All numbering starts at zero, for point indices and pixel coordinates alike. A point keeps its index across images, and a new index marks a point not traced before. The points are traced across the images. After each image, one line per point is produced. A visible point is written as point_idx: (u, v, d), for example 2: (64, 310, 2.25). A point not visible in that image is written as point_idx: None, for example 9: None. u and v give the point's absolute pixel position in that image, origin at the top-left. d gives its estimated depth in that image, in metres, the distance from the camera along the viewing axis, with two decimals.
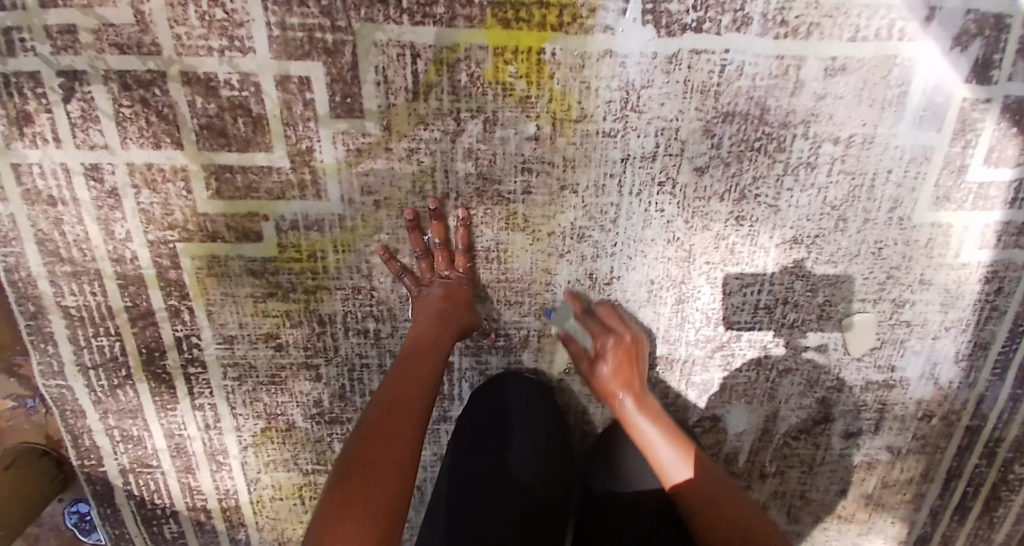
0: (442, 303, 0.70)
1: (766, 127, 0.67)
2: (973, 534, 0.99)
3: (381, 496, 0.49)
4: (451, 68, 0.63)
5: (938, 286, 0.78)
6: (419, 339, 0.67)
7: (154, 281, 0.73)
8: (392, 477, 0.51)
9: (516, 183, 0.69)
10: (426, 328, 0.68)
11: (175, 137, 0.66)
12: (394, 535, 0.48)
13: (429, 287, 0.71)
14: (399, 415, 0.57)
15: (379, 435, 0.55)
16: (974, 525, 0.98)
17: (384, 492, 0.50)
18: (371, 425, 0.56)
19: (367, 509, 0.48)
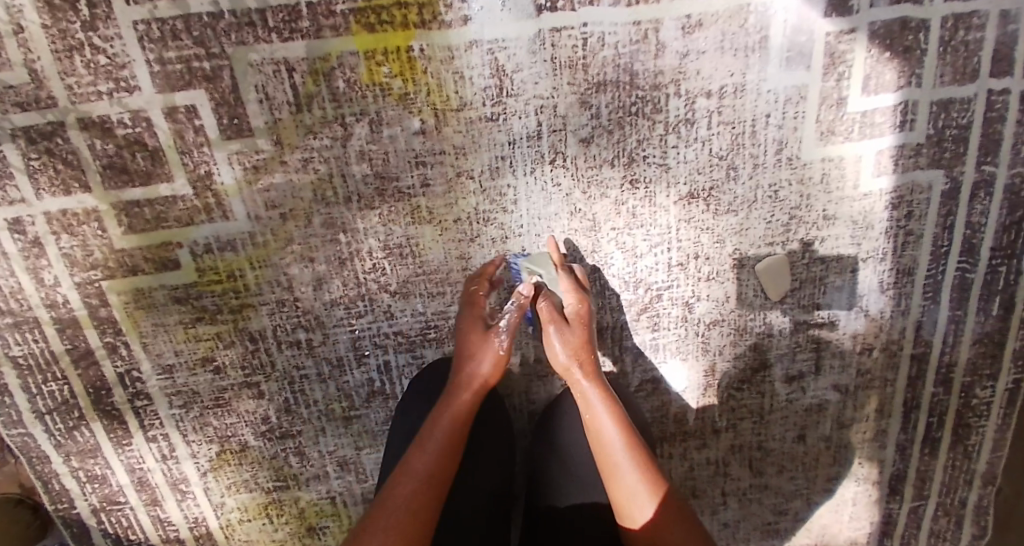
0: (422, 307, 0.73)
1: (638, 91, 0.70)
2: (948, 464, 0.98)
3: (413, 505, 0.55)
4: (328, 77, 0.66)
5: (844, 219, 0.80)
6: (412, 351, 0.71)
7: (88, 322, 0.75)
8: (430, 491, 0.57)
9: (413, 178, 0.72)
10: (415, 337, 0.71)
11: (83, 181, 0.68)
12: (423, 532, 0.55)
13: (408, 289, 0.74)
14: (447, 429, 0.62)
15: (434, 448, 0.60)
16: (947, 456, 0.98)
17: (422, 508, 0.55)
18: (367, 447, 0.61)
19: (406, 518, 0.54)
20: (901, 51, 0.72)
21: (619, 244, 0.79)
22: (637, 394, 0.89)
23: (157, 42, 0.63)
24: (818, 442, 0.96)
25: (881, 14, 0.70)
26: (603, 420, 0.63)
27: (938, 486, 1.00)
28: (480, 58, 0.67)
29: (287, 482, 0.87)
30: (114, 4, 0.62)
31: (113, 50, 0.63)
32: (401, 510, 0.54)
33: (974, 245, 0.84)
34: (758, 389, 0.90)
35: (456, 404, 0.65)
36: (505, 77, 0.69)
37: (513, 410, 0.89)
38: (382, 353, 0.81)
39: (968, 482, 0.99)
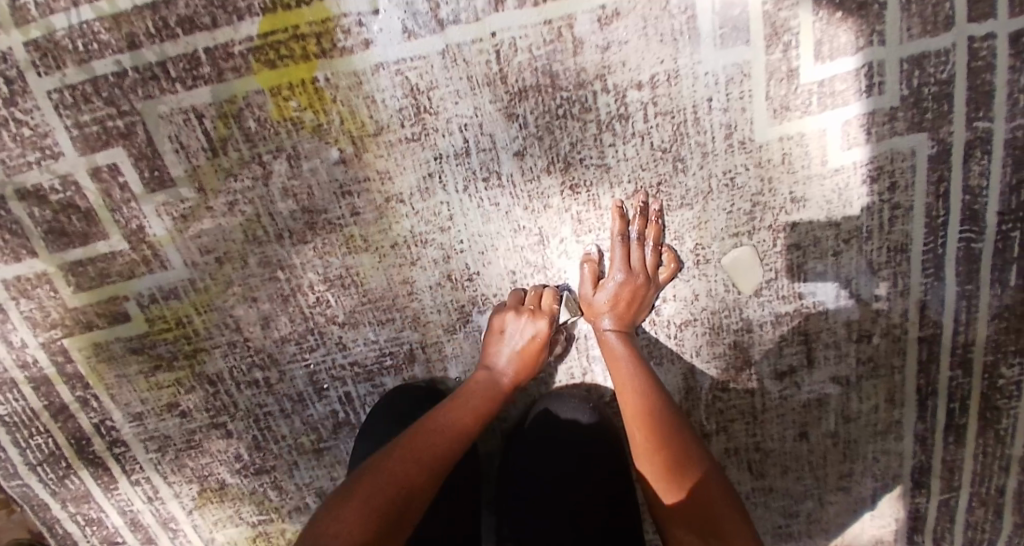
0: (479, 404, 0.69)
1: (562, 92, 0.66)
2: (980, 453, 0.90)
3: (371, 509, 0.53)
4: (237, 118, 0.65)
5: (816, 201, 0.72)
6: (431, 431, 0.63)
7: (57, 378, 0.77)
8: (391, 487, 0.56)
9: (341, 208, 0.70)
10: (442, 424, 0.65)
11: (30, 247, 0.70)
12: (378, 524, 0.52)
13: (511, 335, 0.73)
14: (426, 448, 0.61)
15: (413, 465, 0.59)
16: (978, 444, 0.89)
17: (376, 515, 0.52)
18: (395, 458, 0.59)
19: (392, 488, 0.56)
20: (855, 9, 0.65)
21: (571, 254, 0.75)
22: (613, 404, 0.85)
23: (72, 108, 0.65)
24: (825, 439, 0.89)
25: None
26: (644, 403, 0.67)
27: (970, 475, 0.91)
28: (390, 80, 0.65)
29: (271, 515, 0.88)
30: (29, 79, 0.64)
31: (33, 121, 0.65)
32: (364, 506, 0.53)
33: (976, 212, 0.74)
34: (745, 389, 0.84)
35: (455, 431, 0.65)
36: (421, 96, 0.66)
37: (485, 431, 0.87)
38: (341, 385, 0.80)
39: (1004, 467, 0.90)
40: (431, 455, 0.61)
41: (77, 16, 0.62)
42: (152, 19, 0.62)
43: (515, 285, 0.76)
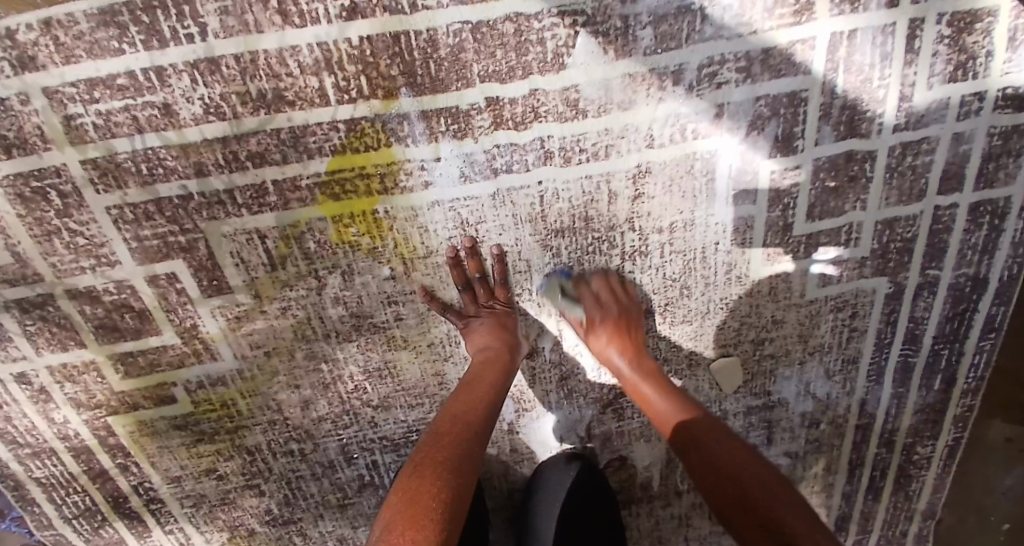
0: (496, 328, 0.75)
1: (594, 231, 0.74)
2: (891, 506, 1.08)
3: (415, 518, 0.53)
4: (298, 240, 0.70)
5: (792, 323, 0.85)
6: (486, 365, 0.73)
7: (99, 447, 0.82)
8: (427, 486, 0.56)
9: (386, 314, 0.77)
10: (487, 354, 0.73)
11: (78, 339, 0.73)
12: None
13: (478, 318, 0.76)
14: (443, 446, 0.62)
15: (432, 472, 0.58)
16: (891, 500, 1.08)
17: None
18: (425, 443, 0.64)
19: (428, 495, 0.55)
20: (847, 179, 0.75)
21: (584, 352, 0.84)
22: (605, 469, 0.97)
23: (132, 222, 0.66)
24: None
25: (827, 150, 0.72)
26: (731, 440, 0.70)
27: (880, 522, 1.10)
28: (443, 215, 0.71)
29: None
30: (86, 194, 0.64)
31: (89, 232, 0.66)
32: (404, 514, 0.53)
33: (917, 335, 0.89)
34: None
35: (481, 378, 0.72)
36: (469, 227, 0.72)
37: (493, 488, 0.98)
38: (369, 454, 0.89)
39: (909, 518, 1.09)
40: (469, 416, 0.66)
41: (141, 141, 0.62)
42: (221, 150, 0.63)
43: (533, 378, 0.86)
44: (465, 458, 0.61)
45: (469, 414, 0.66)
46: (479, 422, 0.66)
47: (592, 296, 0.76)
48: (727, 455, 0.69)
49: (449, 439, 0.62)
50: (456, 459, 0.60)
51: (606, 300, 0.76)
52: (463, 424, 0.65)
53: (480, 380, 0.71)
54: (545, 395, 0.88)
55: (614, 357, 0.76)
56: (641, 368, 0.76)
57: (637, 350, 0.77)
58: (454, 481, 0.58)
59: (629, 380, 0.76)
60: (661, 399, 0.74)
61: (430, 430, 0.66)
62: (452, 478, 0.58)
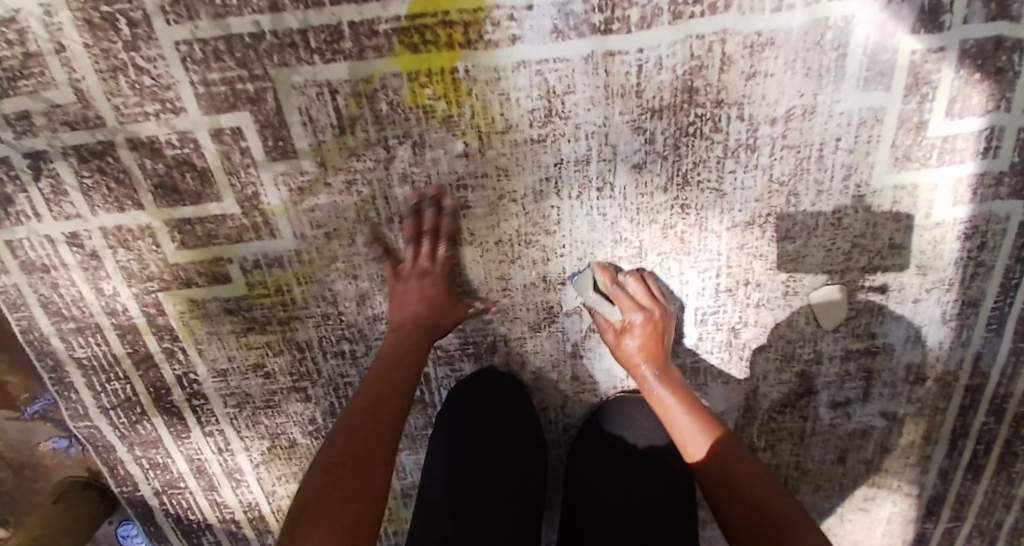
0: None
1: (698, 107, 0.65)
2: (991, 490, 0.94)
3: (326, 481, 0.56)
4: (371, 98, 0.64)
5: (911, 248, 0.75)
6: (407, 327, 0.72)
7: (147, 328, 0.78)
8: (339, 454, 0.59)
9: (454, 200, 0.71)
10: (405, 327, 0.72)
11: (135, 199, 0.70)
12: (351, 513, 0.53)
13: None
14: (367, 414, 0.63)
15: (347, 439, 0.60)
16: (991, 482, 0.94)
17: (331, 501, 0.54)
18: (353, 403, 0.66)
19: (341, 463, 0.58)
20: (992, 72, 0.65)
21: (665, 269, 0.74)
22: None
23: (201, 63, 0.62)
24: (859, 465, 0.93)
25: (978, 31, 0.62)
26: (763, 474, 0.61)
27: (975, 509, 0.96)
28: (528, 80, 0.64)
29: None
30: (155, 24, 0.60)
31: (156, 71, 0.62)
32: (319, 481, 0.56)
33: None
34: (800, 414, 0.87)
35: (404, 338, 0.72)
36: (555, 99, 0.65)
37: (547, 421, 0.89)
38: (422, 366, 0.83)
39: (1008, 506, 0.95)
40: (394, 380, 0.68)
41: None
42: None
43: None
44: (383, 418, 0.63)
45: (390, 379, 0.68)
46: (409, 373, 0.69)
47: (634, 140, 0.63)
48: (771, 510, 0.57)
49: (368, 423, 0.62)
50: (377, 441, 0.61)
51: (656, 156, 0.65)
52: (388, 382, 0.68)
53: (397, 342, 0.72)
54: None
55: (658, 391, 0.69)
56: (689, 408, 0.66)
57: (683, 209, 0.62)
58: (362, 440, 0.61)
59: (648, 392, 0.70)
60: (693, 429, 0.64)
61: (396, 388, 0.67)
62: (372, 442, 0.61)
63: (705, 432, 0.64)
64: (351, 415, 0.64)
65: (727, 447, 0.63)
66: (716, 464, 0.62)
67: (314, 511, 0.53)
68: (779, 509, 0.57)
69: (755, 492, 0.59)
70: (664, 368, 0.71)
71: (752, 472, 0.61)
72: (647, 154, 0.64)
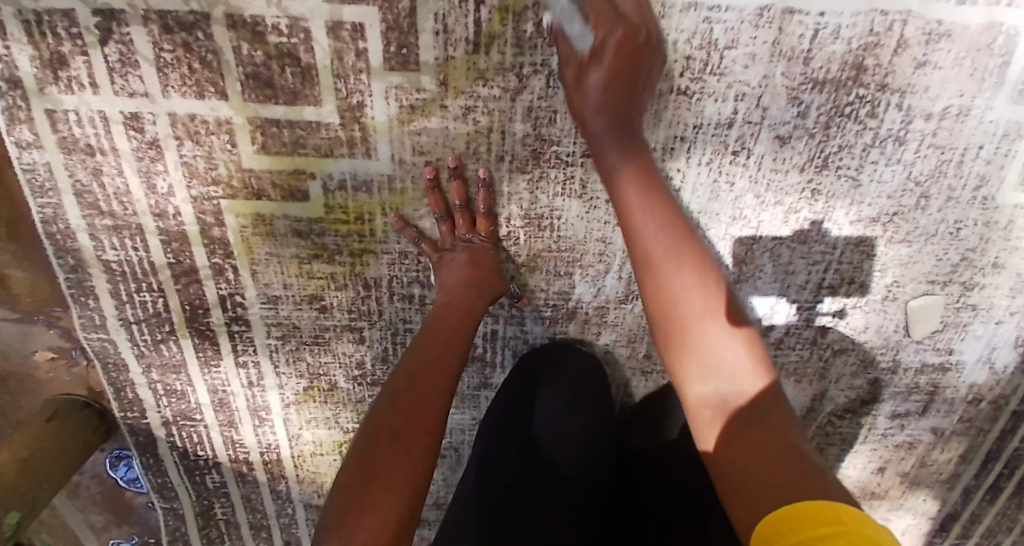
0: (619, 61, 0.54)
1: (862, 88, 0.61)
2: (1001, 513, 0.96)
3: (372, 445, 0.50)
4: (518, 16, 0.57)
5: (1010, 270, 0.73)
6: (453, 302, 0.65)
7: (197, 239, 0.70)
8: (387, 416, 0.53)
9: (574, 147, 0.65)
10: (457, 293, 0.66)
11: (220, 86, 0.61)
12: (403, 481, 0.48)
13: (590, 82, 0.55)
14: (417, 376, 0.57)
15: (398, 402, 0.54)
16: (1004, 506, 0.95)
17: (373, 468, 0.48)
18: (405, 362, 0.59)
19: (386, 426, 0.52)
20: None
21: (776, 255, 0.71)
22: None
23: None
24: (894, 476, 0.94)
25: None
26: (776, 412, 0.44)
27: (982, 529, 0.99)
28: (694, 24, 0.58)
29: None
30: None
31: None
32: (365, 444, 0.51)
33: None
34: (858, 420, 0.86)
35: (456, 301, 0.65)
36: (714, 52, 0.59)
37: None
38: (491, 322, 0.78)
39: (1010, 530, 0.98)
40: (444, 343, 0.61)
41: None
42: None
43: None
44: (435, 380, 0.57)
45: (442, 345, 0.61)
46: (461, 342, 0.62)
47: (586, 237, 0.63)
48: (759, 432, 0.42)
49: (411, 397, 0.55)
50: (422, 414, 0.53)
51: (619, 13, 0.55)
52: (442, 345, 0.61)
53: (450, 301, 0.65)
54: None
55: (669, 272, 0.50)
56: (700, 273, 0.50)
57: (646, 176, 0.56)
58: (410, 402, 0.54)
59: (630, 211, 0.54)
60: (728, 357, 0.45)
61: (438, 362, 0.59)
62: (420, 409, 0.54)
63: (760, 370, 0.46)
64: (399, 376, 0.57)
65: (754, 402, 0.44)
66: (721, 431, 0.43)
67: (358, 479, 0.48)
68: (770, 424, 0.43)
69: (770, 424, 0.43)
70: (625, 136, 0.57)
71: (771, 414, 0.43)
72: (585, 29, 0.55)
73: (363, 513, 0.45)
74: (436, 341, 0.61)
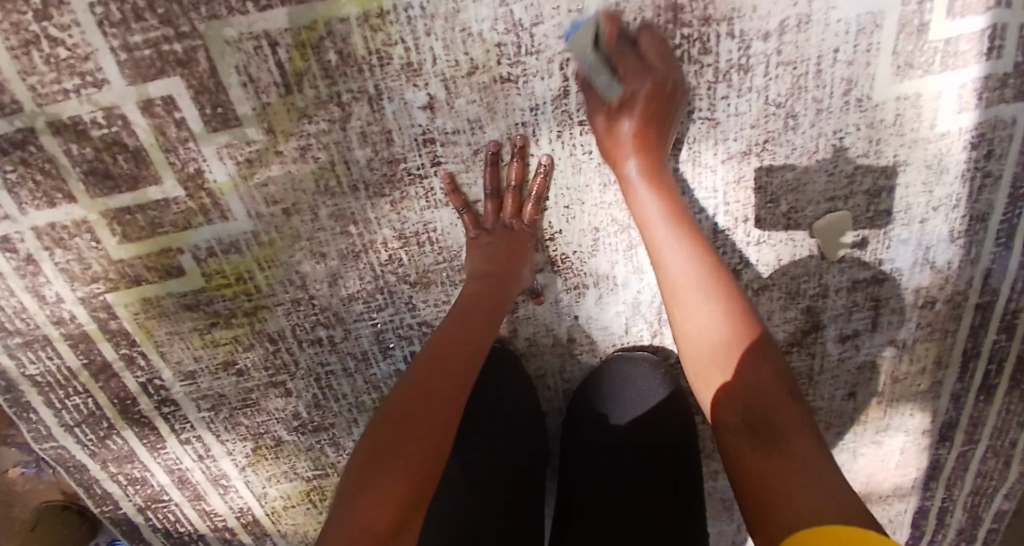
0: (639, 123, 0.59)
1: (684, 28, 0.60)
2: (1004, 411, 0.91)
3: (376, 445, 0.51)
4: (317, 49, 0.57)
5: (915, 166, 0.70)
6: (483, 284, 0.66)
7: (99, 335, 0.72)
8: (394, 414, 0.53)
9: (421, 157, 0.64)
10: (488, 276, 0.66)
11: (66, 191, 0.63)
12: (414, 478, 0.49)
13: (630, 111, 0.59)
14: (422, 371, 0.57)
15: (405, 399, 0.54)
16: (1004, 403, 0.90)
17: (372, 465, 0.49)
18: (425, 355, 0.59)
19: (397, 423, 0.52)
20: None
21: None
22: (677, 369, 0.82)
23: (119, 25, 0.55)
24: (869, 398, 0.90)
25: None
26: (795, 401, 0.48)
27: (990, 431, 0.93)
28: (491, 11, 0.57)
29: (327, 471, 0.86)
30: None
31: (71, 41, 0.56)
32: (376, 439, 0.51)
33: None
34: (808, 351, 0.83)
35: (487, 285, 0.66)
36: (523, 32, 0.59)
37: (547, 388, 0.84)
38: (409, 344, 0.76)
39: (1022, 425, 0.92)
40: (463, 331, 0.61)
41: None
42: None
43: (599, 244, 0.72)
44: (457, 374, 0.57)
45: (466, 333, 0.61)
46: (488, 325, 0.63)
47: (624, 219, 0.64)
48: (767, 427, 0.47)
49: (417, 390, 0.55)
50: (429, 408, 0.53)
51: (643, 63, 0.59)
52: (474, 329, 0.62)
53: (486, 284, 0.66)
54: (613, 268, 0.73)
55: (665, 250, 0.59)
56: (695, 260, 0.57)
57: (660, 150, 0.61)
58: (414, 399, 0.54)
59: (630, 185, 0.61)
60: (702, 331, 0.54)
61: (457, 352, 0.59)
62: (430, 408, 0.53)
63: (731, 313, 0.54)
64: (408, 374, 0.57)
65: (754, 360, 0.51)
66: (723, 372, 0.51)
67: (362, 478, 0.48)
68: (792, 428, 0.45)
69: (766, 406, 0.47)
70: (651, 160, 0.61)
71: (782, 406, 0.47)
72: (613, 82, 0.60)
73: (362, 499, 0.46)
74: (455, 330, 0.62)
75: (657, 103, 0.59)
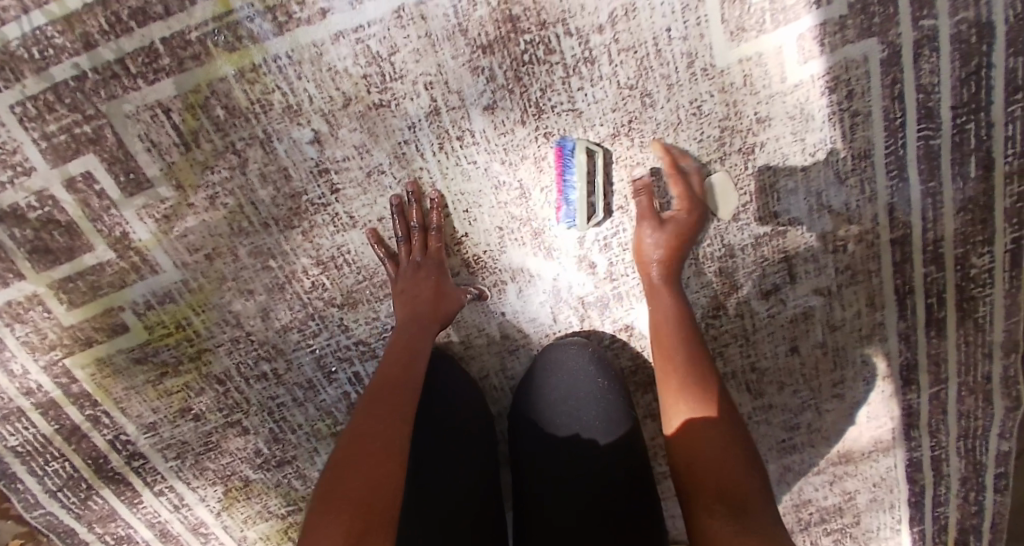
0: (418, 285, 0.71)
1: (525, 35, 0.67)
2: (964, 345, 0.87)
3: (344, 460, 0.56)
4: (204, 108, 0.66)
5: (780, 119, 0.75)
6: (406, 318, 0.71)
7: (65, 399, 0.78)
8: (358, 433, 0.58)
9: (319, 187, 0.71)
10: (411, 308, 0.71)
11: (15, 269, 0.70)
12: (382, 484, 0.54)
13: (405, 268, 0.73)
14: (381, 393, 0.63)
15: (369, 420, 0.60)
16: (961, 335, 0.87)
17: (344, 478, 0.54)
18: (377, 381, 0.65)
19: (363, 442, 0.57)
20: None
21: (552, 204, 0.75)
22: (612, 348, 0.84)
23: (37, 119, 0.65)
24: (814, 350, 0.89)
25: None
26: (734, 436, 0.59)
27: (955, 366, 0.88)
28: (351, 49, 0.66)
29: (299, 505, 0.88)
30: None
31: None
32: (342, 457, 0.56)
33: (930, 110, 0.74)
34: (736, 312, 0.86)
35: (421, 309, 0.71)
36: (383, 62, 0.67)
37: (494, 389, 0.87)
38: (349, 366, 0.80)
39: (989, 355, 0.87)
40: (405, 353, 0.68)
41: (28, 23, 0.62)
42: (104, 15, 0.62)
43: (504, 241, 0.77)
44: (409, 392, 0.64)
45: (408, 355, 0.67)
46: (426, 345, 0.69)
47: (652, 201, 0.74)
48: (722, 455, 0.57)
49: (374, 412, 0.60)
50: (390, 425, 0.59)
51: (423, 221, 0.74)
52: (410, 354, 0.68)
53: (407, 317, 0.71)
54: (524, 261, 0.78)
55: (671, 314, 0.71)
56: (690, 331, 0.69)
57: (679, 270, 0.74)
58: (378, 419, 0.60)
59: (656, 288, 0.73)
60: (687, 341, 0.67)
61: (404, 373, 0.65)
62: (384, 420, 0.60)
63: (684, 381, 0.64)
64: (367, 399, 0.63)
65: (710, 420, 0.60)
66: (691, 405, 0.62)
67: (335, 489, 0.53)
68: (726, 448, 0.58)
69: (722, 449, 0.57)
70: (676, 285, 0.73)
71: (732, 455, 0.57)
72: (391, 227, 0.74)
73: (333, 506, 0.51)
74: (400, 354, 0.67)
75: (425, 280, 0.72)
